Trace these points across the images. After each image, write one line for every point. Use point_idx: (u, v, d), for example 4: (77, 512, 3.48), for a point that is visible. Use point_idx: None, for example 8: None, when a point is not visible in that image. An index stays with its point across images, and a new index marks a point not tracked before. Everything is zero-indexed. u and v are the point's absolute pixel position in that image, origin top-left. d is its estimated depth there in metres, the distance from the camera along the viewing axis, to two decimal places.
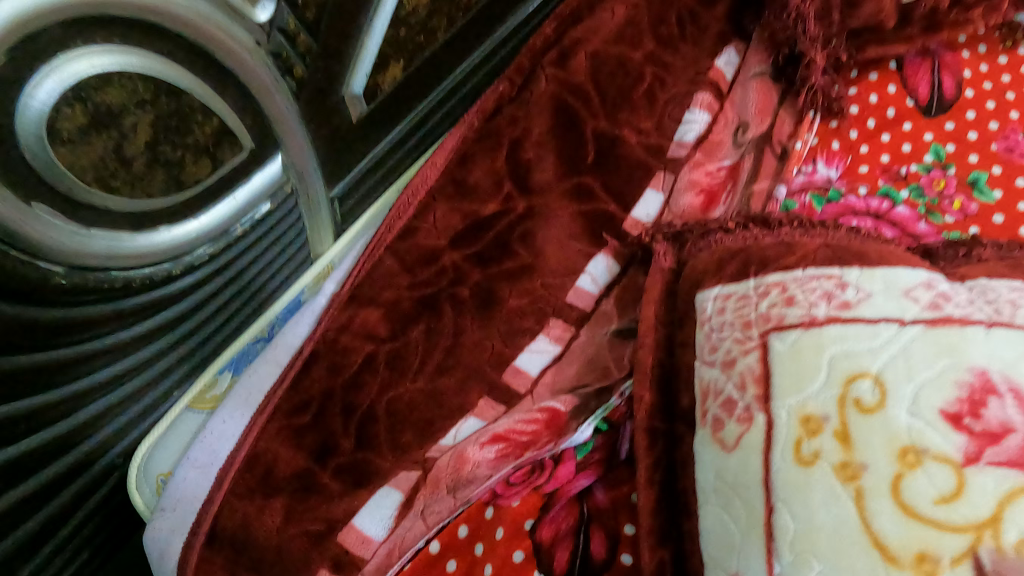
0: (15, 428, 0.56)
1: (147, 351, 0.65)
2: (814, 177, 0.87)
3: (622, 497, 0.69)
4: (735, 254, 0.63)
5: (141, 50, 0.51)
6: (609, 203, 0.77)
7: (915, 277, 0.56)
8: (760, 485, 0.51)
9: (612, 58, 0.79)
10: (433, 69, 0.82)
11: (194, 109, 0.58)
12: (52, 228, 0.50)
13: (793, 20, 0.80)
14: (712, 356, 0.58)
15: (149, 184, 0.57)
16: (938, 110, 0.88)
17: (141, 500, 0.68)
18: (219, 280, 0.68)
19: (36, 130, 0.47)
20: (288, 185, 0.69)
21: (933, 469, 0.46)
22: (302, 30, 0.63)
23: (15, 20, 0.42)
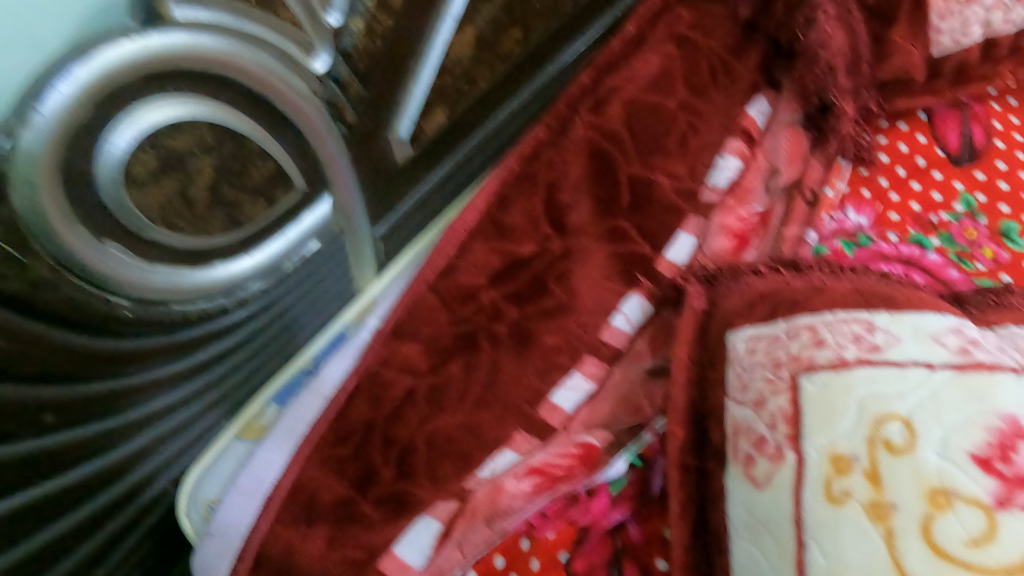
0: (77, 454, 0.57)
1: (201, 380, 0.66)
2: (844, 224, 0.85)
3: (656, 533, 0.65)
4: (767, 296, 0.65)
5: (211, 101, 0.55)
6: (642, 244, 0.82)
7: (943, 323, 0.58)
8: (791, 522, 0.52)
9: (647, 105, 0.88)
10: (475, 114, 0.86)
11: (253, 153, 0.61)
12: (121, 265, 0.53)
13: (824, 71, 0.85)
14: (743, 395, 0.60)
15: (208, 224, 0.60)
16: (969, 160, 0.88)
17: (188, 526, 0.68)
18: (269, 313, 0.71)
19: (113, 174, 0.50)
20: (335, 225, 0.73)
21: (963, 511, 0.47)
22: (355, 80, 0.67)
23: (103, 75, 0.46)
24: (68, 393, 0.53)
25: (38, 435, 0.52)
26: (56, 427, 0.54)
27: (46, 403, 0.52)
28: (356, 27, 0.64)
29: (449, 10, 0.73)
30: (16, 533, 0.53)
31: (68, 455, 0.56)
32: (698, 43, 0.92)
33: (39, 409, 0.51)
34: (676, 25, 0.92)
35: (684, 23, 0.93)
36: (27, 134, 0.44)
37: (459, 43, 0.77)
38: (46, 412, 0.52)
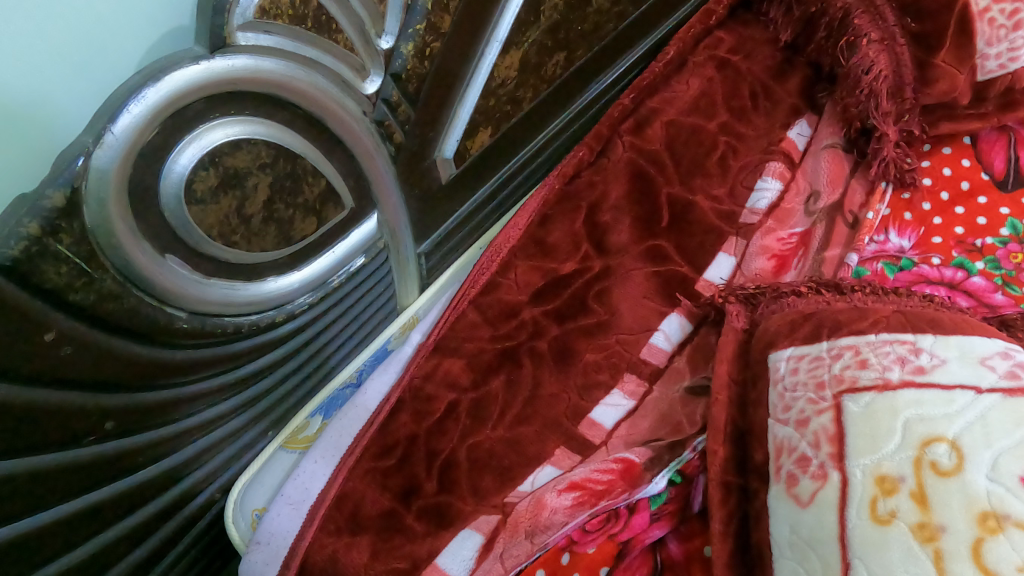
0: (132, 462, 0.58)
1: (252, 390, 0.67)
2: (885, 247, 0.85)
3: (696, 550, 0.66)
4: (808, 317, 0.66)
5: (266, 121, 0.57)
6: (682, 264, 0.83)
7: (990, 347, 0.58)
8: (836, 542, 0.52)
9: (687, 127, 0.90)
10: (519, 134, 0.88)
11: (307, 171, 0.63)
12: (180, 278, 0.54)
13: (865, 95, 0.86)
14: (786, 414, 0.60)
15: (263, 239, 0.61)
16: (1015, 184, 0.87)
17: (236, 534, 0.69)
18: (316, 326, 0.72)
19: (175, 192, 0.52)
20: (381, 241, 0.75)
21: (1015, 536, 0.46)
22: (404, 101, 0.69)
23: (170, 98, 0.48)
24: (127, 403, 0.54)
25: (96, 442, 0.53)
26: (115, 434, 0.55)
27: (107, 411, 0.53)
28: (407, 51, 0.66)
29: (494, 34, 0.75)
30: (71, 537, 0.54)
31: (122, 462, 0.57)
32: (739, 67, 0.95)
33: (101, 417, 0.53)
34: (715, 49, 0.95)
35: (725, 46, 0.96)
36: (101, 154, 0.45)
37: (504, 66, 0.79)
38: (106, 420, 0.53)
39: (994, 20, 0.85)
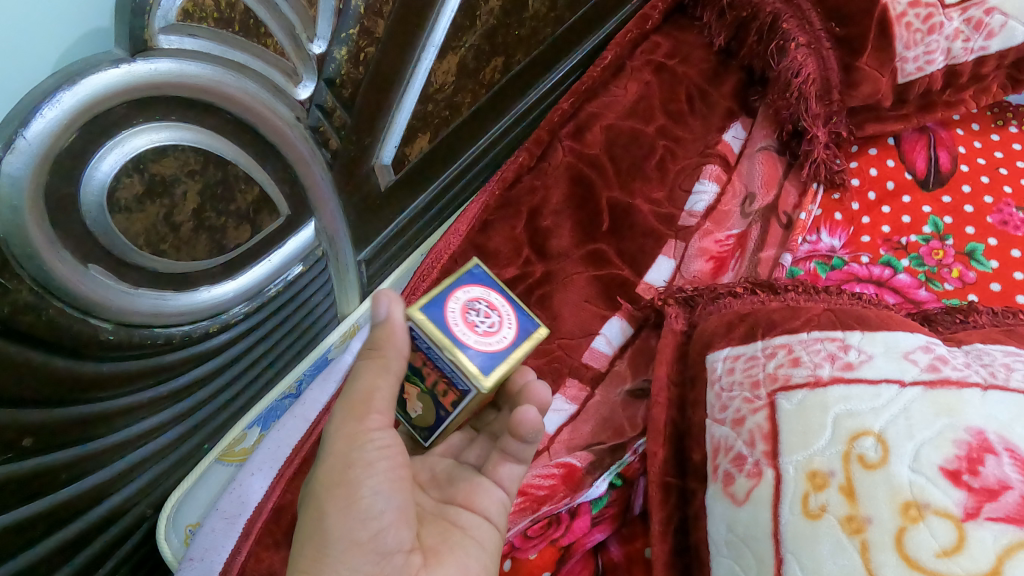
0: (55, 479, 0.55)
1: (185, 402, 0.65)
2: (818, 247, 0.87)
3: (637, 551, 0.67)
4: (744, 316, 0.67)
5: (194, 126, 0.55)
6: (623, 268, 0.84)
7: (914, 341, 0.59)
8: (771, 538, 0.53)
9: (625, 130, 0.92)
10: (460, 139, 0.87)
11: (239, 178, 0.61)
12: (106, 288, 0.53)
13: (796, 97, 0.89)
14: (723, 414, 0.61)
15: (194, 248, 0.59)
16: (935, 183, 0.90)
17: (169, 550, 0.70)
18: (253, 336, 0.70)
19: (96, 199, 0.50)
20: (319, 249, 0.73)
21: (935, 523, 0.48)
22: (339, 106, 0.68)
23: (86, 104, 0.46)
24: (54, 418, 0.53)
25: (13, 460, 0.51)
26: (34, 451, 0.52)
27: (25, 427, 0.51)
28: (340, 56, 0.65)
29: (430, 38, 0.74)
30: None
31: (43, 482, 0.54)
32: (676, 70, 0.98)
33: (18, 434, 0.50)
34: (653, 53, 0.99)
35: (661, 51, 0.99)
36: (12, 160, 0.44)
37: (442, 71, 0.78)
38: (24, 436, 0.51)
39: (911, 24, 0.85)
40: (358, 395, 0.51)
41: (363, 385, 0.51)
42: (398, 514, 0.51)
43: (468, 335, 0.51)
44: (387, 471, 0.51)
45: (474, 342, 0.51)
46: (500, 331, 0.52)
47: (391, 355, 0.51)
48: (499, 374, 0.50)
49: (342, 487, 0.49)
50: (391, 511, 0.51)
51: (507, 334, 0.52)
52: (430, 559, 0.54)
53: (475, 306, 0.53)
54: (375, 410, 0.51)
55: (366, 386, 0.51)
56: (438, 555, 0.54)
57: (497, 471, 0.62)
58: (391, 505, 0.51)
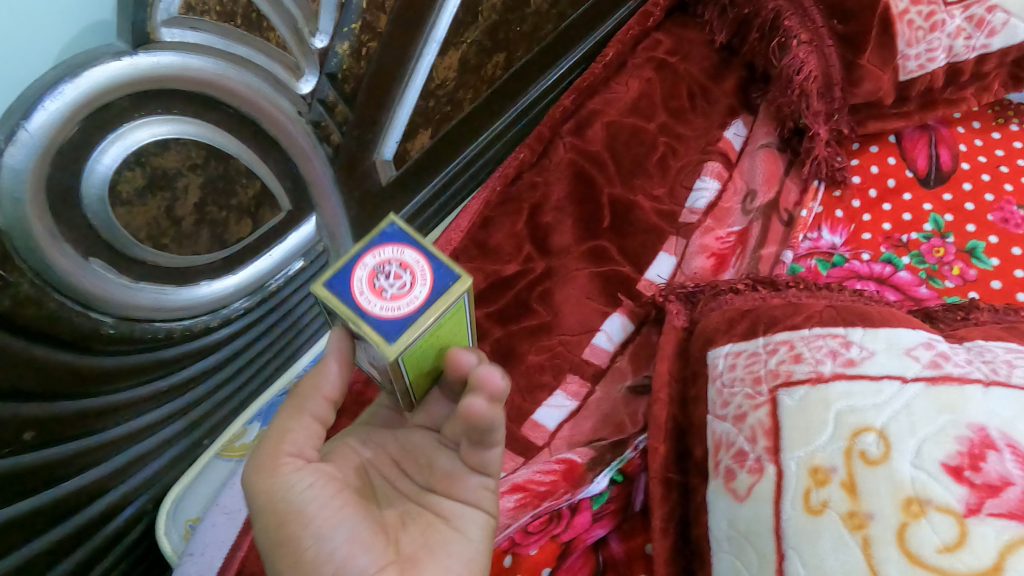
0: (55, 473, 0.55)
1: (185, 397, 0.65)
2: (818, 244, 0.87)
3: (638, 548, 0.67)
4: (745, 313, 0.67)
5: (196, 120, 0.55)
6: (624, 265, 0.84)
7: (915, 337, 0.59)
8: (772, 534, 0.53)
9: (627, 127, 0.93)
10: (461, 135, 0.87)
11: (240, 172, 0.61)
12: (106, 282, 0.52)
13: (797, 95, 0.89)
14: (724, 410, 0.61)
15: (195, 243, 0.59)
16: (936, 181, 0.90)
17: (169, 545, 0.69)
18: (252, 331, 0.70)
19: (98, 192, 0.50)
20: (320, 244, 0.73)
21: (936, 518, 0.48)
22: (341, 101, 0.68)
23: (89, 96, 0.46)
24: (53, 411, 0.52)
25: (14, 453, 0.51)
26: (35, 445, 0.52)
27: (26, 421, 0.50)
28: (342, 50, 0.65)
29: (433, 34, 0.74)
30: None
31: (43, 475, 0.54)
32: (677, 68, 0.98)
33: (18, 428, 0.50)
34: (655, 51, 0.99)
35: (663, 48, 0.99)
36: (13, 152, 0.44)
37: (444, 66, 0.78)
38: (24, 430, 0.51)
39: (913, 21, 0.85)
40: (263, 456, 0.49)
41: (272, 441, 0.50)
42: (352, 539, 0.48)
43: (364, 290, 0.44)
44: (328, 502, 0.48)
45: (377, 308, 0.44)
46: (410, 291, 0.44)
47: (315, 401, 0.52)
48: (408, 342, 0.43)
49: (286, 546, 0.47)
50: (343, 537, 0.47)
51: (419, 294, 0.44)
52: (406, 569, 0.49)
53: (386, 267, 0.45)
54: (289, 454, 0.49)
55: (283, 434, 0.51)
56: (417, 563, 0.50)
57: (468, 457, 0.55)
58: (338, 540, 0.47)
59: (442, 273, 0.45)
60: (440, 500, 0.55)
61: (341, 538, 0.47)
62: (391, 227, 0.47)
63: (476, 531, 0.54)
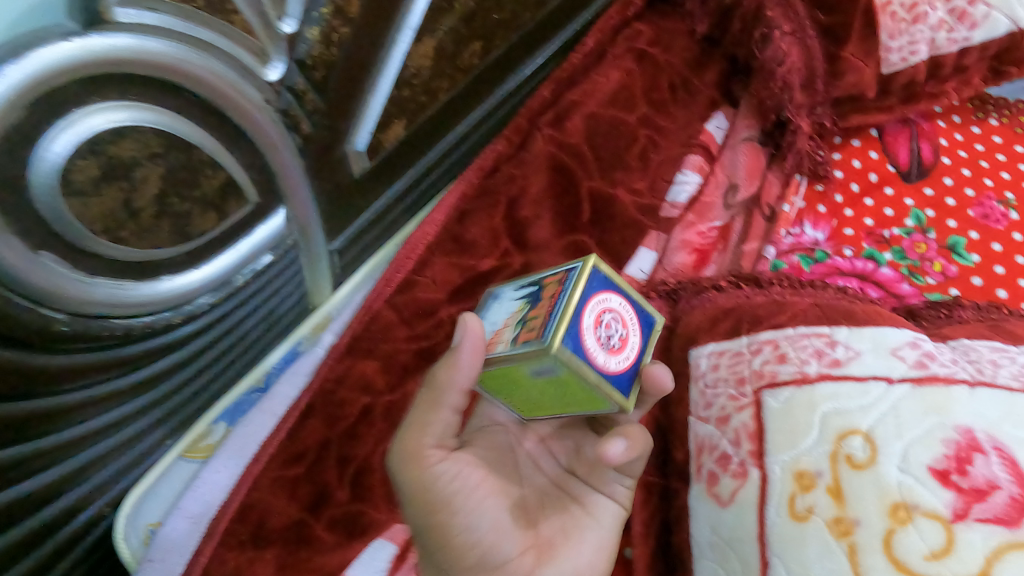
0: (4, 477, 0.52)
1: (144, 397, 0.62)
2: (801, 239, 0.85)
3: (616, 552, 0.65)
4: (729, 312, 0.65)
5: (155, 107, 0.52)
6: (604, 260, 0.83)
7: (901, 336, 0.57)
8: (755, 540, 0.52)
9: (606, 120, 0.90)
10: (437, 125, 0.84)
11: (203, 162, 0.58)
12: (58, 277, 0.49)
13: (779, 88, 0.87)
14: (706, 412, 0.59)
15: (155, 236, 0.56)
16: (918, 175, 0.89)
17: (127, 550, 0.67)
18: (219, 328, 0.67)
19: (48, 182, 0.47)
20: (290, 239, 0.70)
21: (924, 524, 0.47)
22: (311, 89, 0.65)
23: (37, 78, 0.43)
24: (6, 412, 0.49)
25: None
26: None
27: None
28: (312, 36, 0.62)
29: (408, 21, 0.71)
30: None
31: None
32: (658, 59, 0.95)
33: None
34: (635, 41, 0.96)
35: (643, 39, 0.97)
36: None
37: (418, 55, 0.76)
38: None
39: (895, 13, 0.85)
40: (409, 444, 0.53)
41: (416, 430, 0.53)
42: (496, 527, 0.53)
43: (586, 341, 0.46)
44: (472, 494, 0.53)
45: (605, 364, 0.47)
46: (618, 362, 0.48)
47: (462, 391, 0.52)
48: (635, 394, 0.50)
49: (435, 531, 0.53)
50: (487, 527, 0.53)
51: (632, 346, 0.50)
52: (544, 555, 0.54)
53: (602, 321, 0.48)
54: (432, 449, 0.53)
55: (418, 424, 0.53)
56: (555, 551, 0.55)
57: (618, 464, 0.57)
58: (483, 528, 0.53)
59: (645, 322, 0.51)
60: (589, 494, 0.58)
61: (487, 528, 0.53)
62: (651, 317, 0.52)
63: (609, 521, 0.58)
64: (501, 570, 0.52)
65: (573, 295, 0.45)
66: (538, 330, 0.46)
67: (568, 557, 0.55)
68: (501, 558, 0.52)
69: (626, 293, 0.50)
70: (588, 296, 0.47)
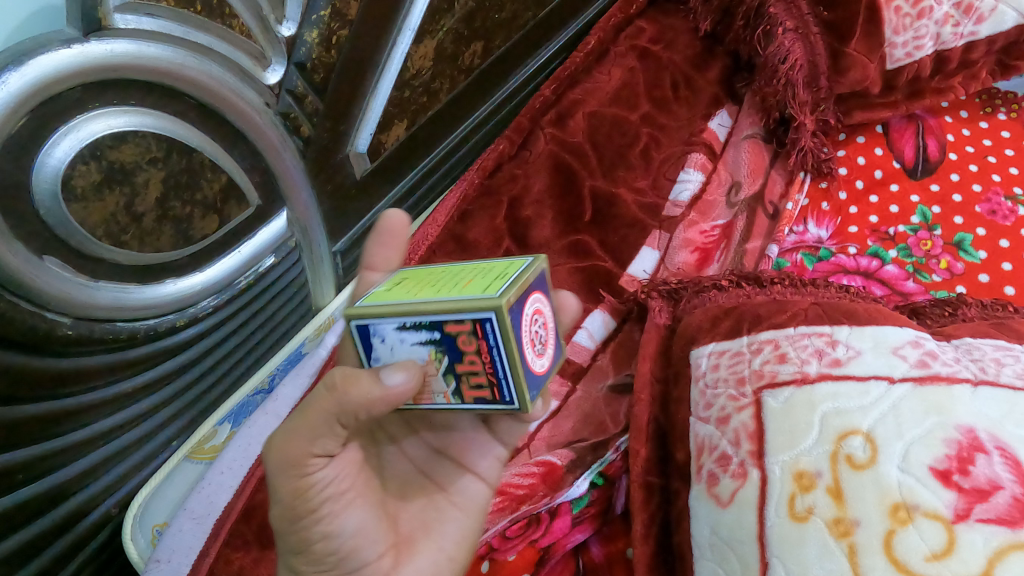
0: (11, 479, 0.52)
1: (150, 400, 0.62)
2: (804, 237, 0.85)
3: (618, 551, 0.66)
4: (730, 311, 0.65)
5: (156, 112, 0.52)
6: (605, 260, 0.83)
7: (903, 335, 0.57)
8: (755, 541, 0.51)
9: (608, 117, 0.91)
10: (438, 125, 0.85)
11: (204, 166, 0.58)
12: (61, 281, 0.50)
13: (782, 84, 0.88)
14: (707, 412, 0.59)
15: (157, 239, 0.56)
16: (923, 172, 0.88)
17: (135, 551, 0.66)
18: (223, 330, 0.67)
19: (50, 188, 0.47)
20: (292, 240, 0.70)
21: (924, 525, 0.46)
22: (310, 91, 0.65)
23: (36, 85, 0.44)
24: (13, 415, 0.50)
25: None
26: None
27: None
28: (311, 38, 0.62)
29: (406, 21, 0.71)
30: None
31: None
32: (660, 56, 0.96)
33: None
34: (637, 39, 0.96)
35: (645, 36, 0.97)
36: None
37: (418, 56, 0.76)
38: None
39: (900, 8, 0.84)
40: (290, 447, 0.42)
41: (301, 433, 0.42)
42: (361, 532, 0.47)
43: (534, 368, 0.41)
44: (342, 498, 0.45)
45: (547, 368, 0.43)
46: (548, 347, 0.43)
47: (359, 415, 0.41)
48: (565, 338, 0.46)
49: (297, 536, 0.45)
50: (353, 531, 0.46)
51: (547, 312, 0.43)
52: (403, 553, 0.50)
53: (532, 336, 0.41)
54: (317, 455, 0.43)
55: (300, 423, 0.42)
56: (414, 545, 0.51)
57: (497, 428, 0.55)
58: (349, 534, 0.46)
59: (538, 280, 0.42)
60: (449, 473, 0.55)
61: (354, 533, 0.46)
62: (539, 272, 0.42)
63: (473, 509, 0.55)
64: (359, 573, 0.47)
65: (514, 359, 0.38)
66: (489, 387, 0.41)
67: (426, 552, 0.51)
68: (360, 562, 0.47)
69: (526, 282, 0.40)
70: (519, 335, 0.39)
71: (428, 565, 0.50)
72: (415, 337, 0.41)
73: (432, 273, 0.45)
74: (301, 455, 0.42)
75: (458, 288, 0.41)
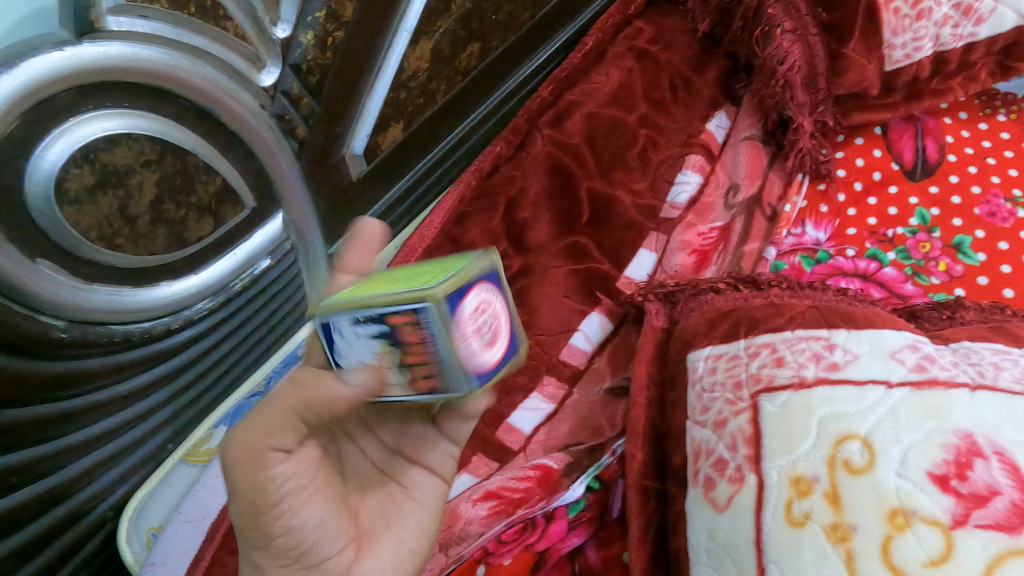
0: (6, 482, 0.52)
1: (144, 403, 0.62)
2: (803, 239, 0.85)
3: (615, 556, 0.65)
4: (726, 314, 0.65)
5: (149, 114, 0.52)
6: (602, 262, 0.83)
7: (901, 339, 0.57)
8: (752, 546, 0.51)
9: (607, 119, 0.90)
10: (435, 127, 0.84)
11: (199, 168, 0.58)
12: (54, 284, 0.49)
13: (781, 86, 0.87)
14: (704, 416, 0.59)
15: (151, 242, 0.56)
16: (922, 174, 0.88)
17: (130, 555, 0.66)
18: (218, 333, 0.66)
19: (43, 190, 0.47)
20: (288, 242, 0.70)
21: (922, 531, 0.46)
22: (306, 93, 0.65)
23: (29, 87, 0.43)
24: (8, 419, 0.50)
25: None
26: None
27: None
28: (306, 40, 0.62)
29: (403, 23, 0.71)
30: None
31: None
32: (658, 57, 0.96)
33: None
34: (635, 39, 0.96)
35: (644, 37, 0.97)
36: None
37: (415, 57, 0.75)
38: None
39: (899, 9, 0.82)
40: (247, 441, 0.41)
41: (257, 427, 0.41)
42: (321, 526, 0.46)
43: (484, 362, 0.38)
44: (301, 493, 0.45)
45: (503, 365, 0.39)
46: (503, 344, 0.40)
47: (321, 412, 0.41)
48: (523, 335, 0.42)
49: (258, 533, 0.44)
50: (313, 526, 0.46)
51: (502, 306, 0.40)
52: (363, 545, 0.50)
53: (479, 330, 0.38)
54: (278, 449, 0.42)
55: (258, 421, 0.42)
56: (374, 537, 0.51)
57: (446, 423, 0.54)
58: (309, 529, 0.46)
59: (489, 276, 0.39)
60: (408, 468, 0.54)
61: (313, 527, 0.46)
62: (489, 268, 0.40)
63: (433, 502, 0.55)
64: (318, 567, 0.47)
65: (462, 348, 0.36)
66: (429, 378, 0.38)
67: (386, 544, 0.51)
68: (321, 556, 0.47)
69: (474, 275, 0.37)
70: (462, 324, 0.37)
71: (388, 557, 0.50)
72: (365, 329, 0.39)
73: (389, 276, 0.43)
74: (260, 451, 0.41)
75: (406, 281, 0.39)
